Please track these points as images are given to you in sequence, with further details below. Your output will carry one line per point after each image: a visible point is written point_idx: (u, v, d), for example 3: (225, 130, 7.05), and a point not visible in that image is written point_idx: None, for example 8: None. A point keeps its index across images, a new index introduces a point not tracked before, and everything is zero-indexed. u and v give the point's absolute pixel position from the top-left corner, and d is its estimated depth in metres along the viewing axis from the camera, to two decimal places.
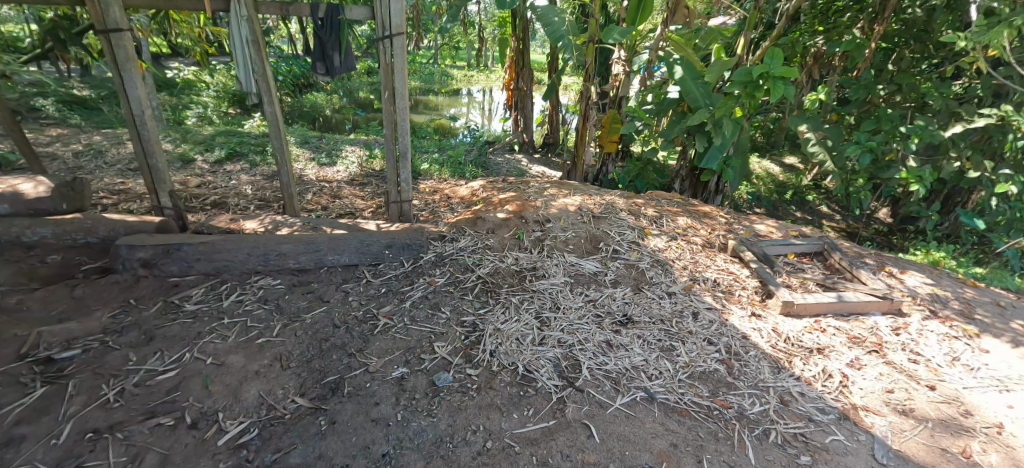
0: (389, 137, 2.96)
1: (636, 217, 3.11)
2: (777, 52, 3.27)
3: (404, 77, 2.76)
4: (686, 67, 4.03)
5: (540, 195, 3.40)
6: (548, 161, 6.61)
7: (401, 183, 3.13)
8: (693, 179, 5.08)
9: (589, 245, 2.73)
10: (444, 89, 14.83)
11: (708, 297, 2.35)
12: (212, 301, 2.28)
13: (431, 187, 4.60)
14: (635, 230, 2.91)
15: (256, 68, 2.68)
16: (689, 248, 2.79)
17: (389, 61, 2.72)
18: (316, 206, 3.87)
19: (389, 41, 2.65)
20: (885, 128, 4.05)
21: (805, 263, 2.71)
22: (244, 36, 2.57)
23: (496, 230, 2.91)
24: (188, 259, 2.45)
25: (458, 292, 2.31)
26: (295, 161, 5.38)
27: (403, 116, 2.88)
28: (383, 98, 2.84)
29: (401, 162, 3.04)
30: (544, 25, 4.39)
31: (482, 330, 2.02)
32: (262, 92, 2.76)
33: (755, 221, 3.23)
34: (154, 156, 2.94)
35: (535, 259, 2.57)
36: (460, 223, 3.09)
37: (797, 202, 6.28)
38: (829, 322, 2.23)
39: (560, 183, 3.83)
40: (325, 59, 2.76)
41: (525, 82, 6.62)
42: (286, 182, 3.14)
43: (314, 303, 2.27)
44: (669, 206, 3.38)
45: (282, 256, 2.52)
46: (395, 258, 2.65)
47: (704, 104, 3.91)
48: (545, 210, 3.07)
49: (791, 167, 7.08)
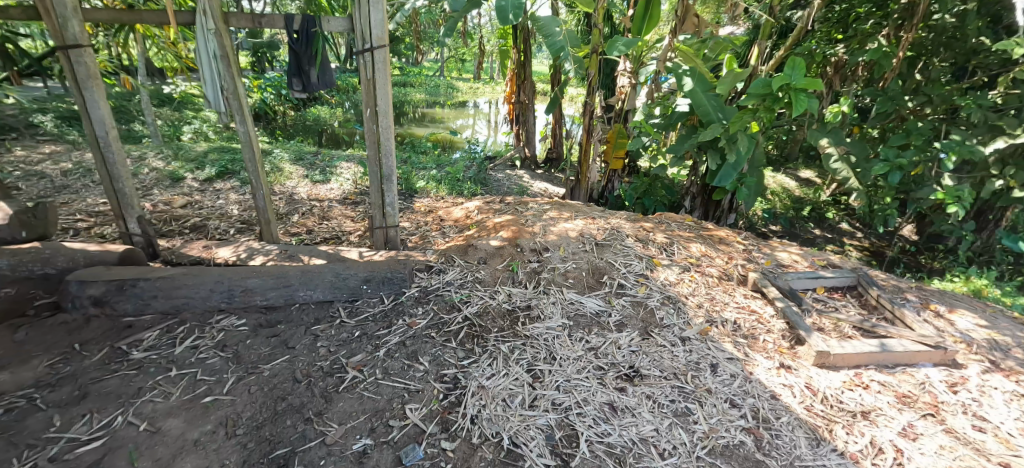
0: (372, 159, 2.71)
1: (643, 244, 2.82)
2: (798, 62, 2.96)
3: (388, 92, 2.54)
4: (697, 79, 3.77)
5: (539, 219, 3.12)
6: (552, 177, 6.36)
7: (387, 207, 2.87)
8: (705, 197, 4.76)
9: (591, 279, 2.43)
10: (449, 101, 14.75)
11: (729, 344, 2.04)
12: (164, 347, 2.03)
13: (426, 206, 4.35)
14: (643, 260, 2.62)
15: (227, 86, 2.46)
16: (704, 282, 2.48)
17: (370, 76, 2.47)
18: (302, 229, 3.65)
19: (370, 54, 2.41)
20: (915, 142, 3.73)
21: (837, 300, 2.39)
22: (212, 51, 2.37)
23: (488, 260, 2.63)
24: (144, 297, 2.21)
25: (440, 337, 2.02)
26: (287, 179, 5.19)
27: (387, 136, 2.63)
28: (365, 116, 2.60)
29: (386, 184, 2.80)
30: (545, 36, 4.17)
31: (464, 387, 1.73)
32: (233, 111, 2.55)
33: (777, 248, 2.92)
34: (120, 180, 2.74)
35: (530, 296, 2.29)
36: (450, 251, 2.82)
37: (816, 219, 5.94)
38: (872, 376, 1.91)
39: (561, 204, 3.55)
40: (301, 74, 2.55)
41: (527, 95, 6.41)
42: (262, 207, 2.89)
43: (277, 349, 2.00)
44: (680, 230, 3.09)
45: (248, 292, 2.27)
46: (374, 293, 2.38)
47: (717, 118, 3.56)
48: (543, 237, 2.80)
49: (807, 181, 6.75)
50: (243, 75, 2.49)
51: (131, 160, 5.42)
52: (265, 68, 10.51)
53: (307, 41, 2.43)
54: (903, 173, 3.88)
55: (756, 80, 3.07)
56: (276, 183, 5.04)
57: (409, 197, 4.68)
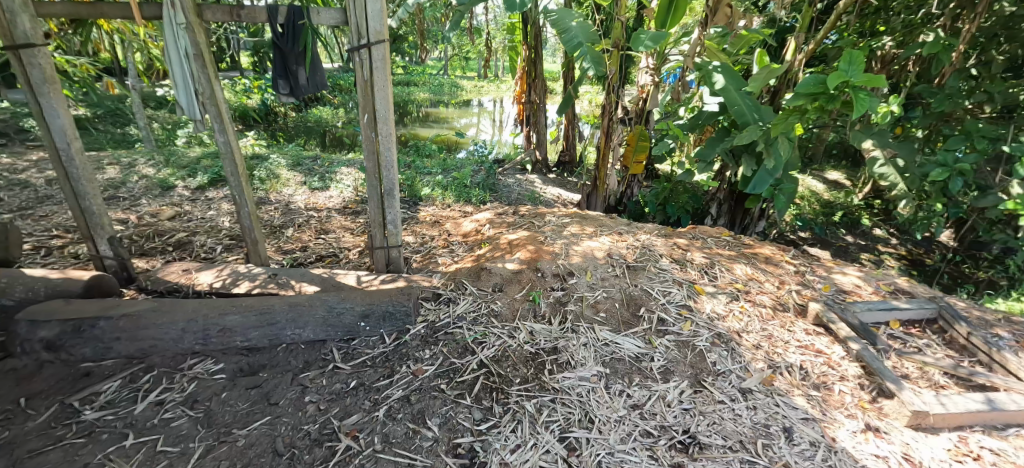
0: (371, 172, 2.37)
1: (681, 266, 2.47)
2: (856, 56, 2.56)
3: (388, 94, 2.18)
4: (728, 75, 3.42)
5: (559, 235, 2.78)
6: (565, 182, 6.01)
7: (388, 225, 2.53)
8: (732, 203, 4.40)
9: (626, 312, 2.08)
10: (454, 100, 14.48)
11: (800, 398, 1.69)
12: (123, 404, 1.71)
13: (432, 217, 4.04)
14: (683, 287, 2.27)
15: (203, 91, 2.12)
16: (757, 314, 2.12)
17: (366, 77, 2.13)
18: (297, 244, 3.32)
19: (366, 51, 2.07)
20: (977, 145, 3.35)
21: (917, 339, 2.03)
22: (184, 50, 2.04)
23: (504, 288, 2.29)
24: (105, 339, 1.89)
25: (451, 391, 1.68)
26: (284, 186, 4.89)
27: (387, 147, 2.28)
28: (361, 123, 2.25)
29: (387, 200, 2.46)
30: (561, 32, 3.84)
31: (483, 464, 1.40)
32: (211, 118, 2.21)
33: (833, 270, 2.56)
34: (87, 198, 2.43)
35: (555, 336, 1.94)
36: (460, 275, 2.48)
37: (847, 225, 5.56)
38: (982, 442, 1.55)
39: (581, 216, 3.22)
40: (287, 75, 2.20)
41: (537, 95, 6.08)
42: (247, 226, 2.54)
43: (256, 407, 1.68)
44: (720, 249, 2.75)
45: (227, 331, 1.96)
46: (373, 331, 2.04)
47: (752, 120, 3.35)
48: (565, 259, 2.45)
49: (835, 185, 6.36)
50: (221, 77, 2.16)
51: (121, 168, 5.15)
52: (264, 67, 10.21)
53: (294, 34, 2.08)
54: (963, 179, 3.48)
55: (804, 77, 2.70)
56: (272, 190, 4.73)
57: (413, 206, 4.38)
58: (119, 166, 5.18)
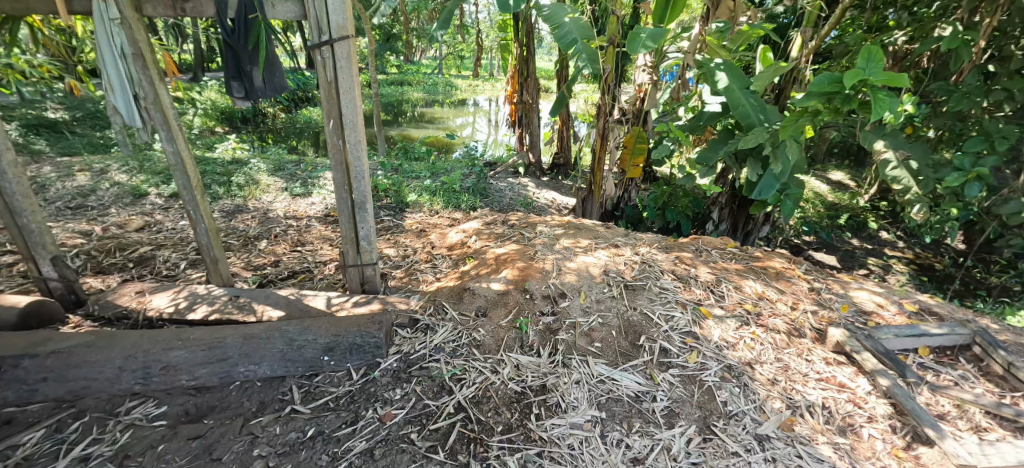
0: (339, 183, 2.12)
1: (684, 284, 2.25)
2: (874, 52, 2.34)
3: (356, 97, 1.94)
4: (732, 74, 3.26)
5: (550, 249, 2.55)
6: (559, 185, 5.79)
7: (361, 242, 2.28)
8: (734, 208, 4.20)
9: (624, 341, 1.85)
10: (448, 100, 14.25)
11: (825, 447, 1.47)
12: (42, 460, 1.47)
13: (418, 226, 3.81)
14: (688, 309, 2.04)
15: (146, 95, 1.89)
16: (771, 342, 1.89)
17: (330, 78, 1.89)
18: (269, 258, 3.09)
19: (328, 49, 1.83)
20: (998, 148, 3.14)
21: (951, 370, 1.82)
22: (121, 49, 1.80)
23: (489, 312, 2.06)
24: (29, 380, 1.64)
25: (422, 444, 1.46)
26: (263, 192, 4.65)
27: (357, 155, 2.04)
28: (327, 129, 2.00)
29: (360, 214, 2.21)
30: (553, 28, 3.61)
31: None
32: (155, 125, 1.97)
33: (851, 288, 2.34)
34: (24, 214, 2.20)
35: (544, 371, 1.71)
36: (441, 296, 2.25)
37: (852, 228, 5.35)
38: None
39: (575, 226, 2.99)
40: (242, 76, 1.97)
41: (530, 94, 5.77)
42: (204, 243, 2.29)
43: (196, 463, 1.44)
44: (726, 263, 2.52)
45: (171, 368, 1.72)
46: (338, 366, 1.80)
47: (758, 121, 3.17)
48: (556, 277, 2.22)
49: (839, 186, 6.15)
50: (166, 79, 1.92)
51: (92, 174, 4.88)
52: None
53: (241, 32, 1.83)
54: (982, 183, 3.28)
55: (817, 76, 2.47)
56: (250, 198, 4.49)
57: (398, 214, 4.15)
58: (90, 173, 4.92)
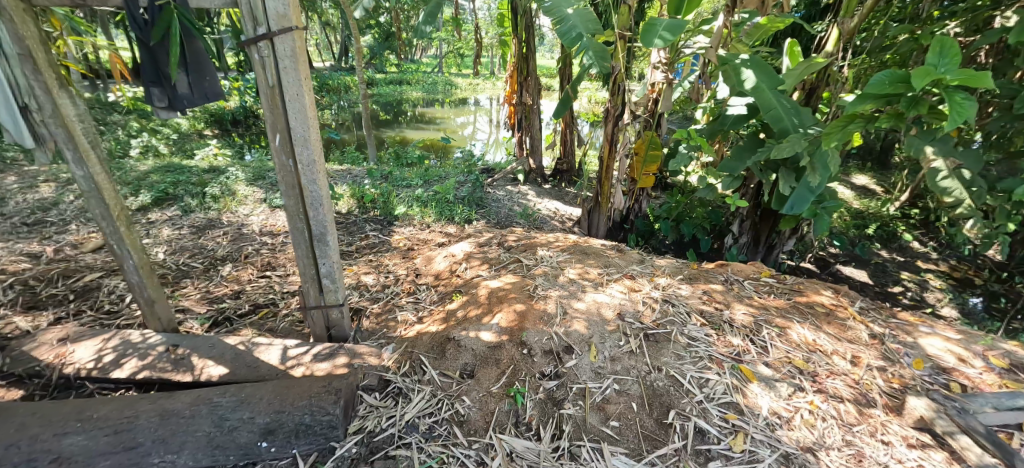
0: (292, 211, 1.71)
1: (718, 331, 1.84)
2: (946, 44, 1.93)
3: (306, 104, 1.53)
4: (760, 71, 2.88)
5: (553, 282, 2.15)
6: (562, 193, 5.38)
7: (323, 280, 1.88)
8: (756, 219, 3.79)
9: (647, 418, 1.45)
10: (449, 98, 13.83)
11: None
12: None
13: (405, 244, 3.42)
14: (726, 370, 1.63)
15: (41, 107, 1.50)
16: (835, 417, 1.49)
17: (271, 82, 1.48)
18: (231, 287, 2.69)
19: (265, 44, 1.42)
20: None
21: None
22: (4, 50, 1.42)
23: (477, 373, 1.65)
24: None
25: None
26: (239, 204, 4.27)
27: (312, 177, 1.64)
28: (272, 146, 1.59)
29: (320, 247, 1.80)
30: (556, 22, 3.21)
31: None
32: (57, 143, 1.57)
33: (921, 336, 1.91)
34: None
35: (546, 466, 1.32)
36: (421, 347, 1.85)
37: (882, 239, 4.91)
38: None
39: (582, 250, 2.59)
40: (162, 81, 1.57)
41: (530, 95, 5.35)
42: (135, 283, 1.90)
43: None
44: (763, 300, 2.11)
45: (63, 462, 1.32)
46: (282, 453, 1.41)
47: (791, 126, 2.77)
48: (559, 323, 1.81)
49: (865, 192, 5.70)
50: (68, 86, 1.54)
51: (57, 185, 4.52)
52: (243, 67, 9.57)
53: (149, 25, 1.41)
54: None
55: (874, 74, 2.05)
56: (225, 210, 4.11)
57: (385, 228, 3.77)
58: (55, 183, 4.54)
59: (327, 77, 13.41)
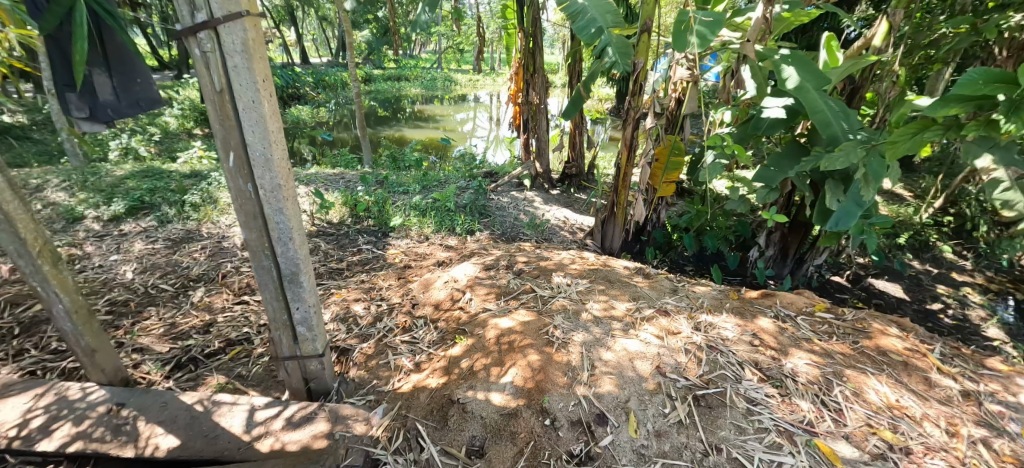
0: (254, 247, 1.37)
1: (780, 390, 1.51)
2: None
3: (266, 116, 1.19)
4: (805, 69, 2.52)
5: (576, 322, 1.80)
6: (571, 199, 5.03)
7: (298, 327, 1.54)
8: (785, 230, 3.45)
9: None
10: (449, 95, 13.44)
11: None
12: None
13: (402, 261, 3.08)
14: (799, 450, 1.29)
15: None
16: None
17: (219, 86, 1.13)
18: (201, 317, 2.35)
19: (206, 36, 1.07)
20: None
21: None
22: None
23: (488, 453, 1.32)
24: None
25: None
26: (222, 214, 3.91)
27: (277, 207, 1.30)
28: (225, 168, 1.24)
29: (291, 289, 1.46)
30: (572, 15, 2.87)
31: None
32: None
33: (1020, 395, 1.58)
34: None
35: None
36: (417, 410, 1.51)
37: (914, 249, 4.57)
38: None
39: (605, 277, 2.24)
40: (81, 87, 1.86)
41: (537, 93, 4.97)
42: (67, 331, 1.55)
43: None
44: (825, 345, 1.77)
45: None
46: None
47: (841, 131, 2.41)
48: (587, 381, 1.48)
49: (893, 198, 5.35)
50: None
51: None
52: None
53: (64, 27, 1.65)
54: None
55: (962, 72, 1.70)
56: (206, 221, 3.77)
57: (380, 242, 3.42)
58: None
59: (323, 73, 12.97)
